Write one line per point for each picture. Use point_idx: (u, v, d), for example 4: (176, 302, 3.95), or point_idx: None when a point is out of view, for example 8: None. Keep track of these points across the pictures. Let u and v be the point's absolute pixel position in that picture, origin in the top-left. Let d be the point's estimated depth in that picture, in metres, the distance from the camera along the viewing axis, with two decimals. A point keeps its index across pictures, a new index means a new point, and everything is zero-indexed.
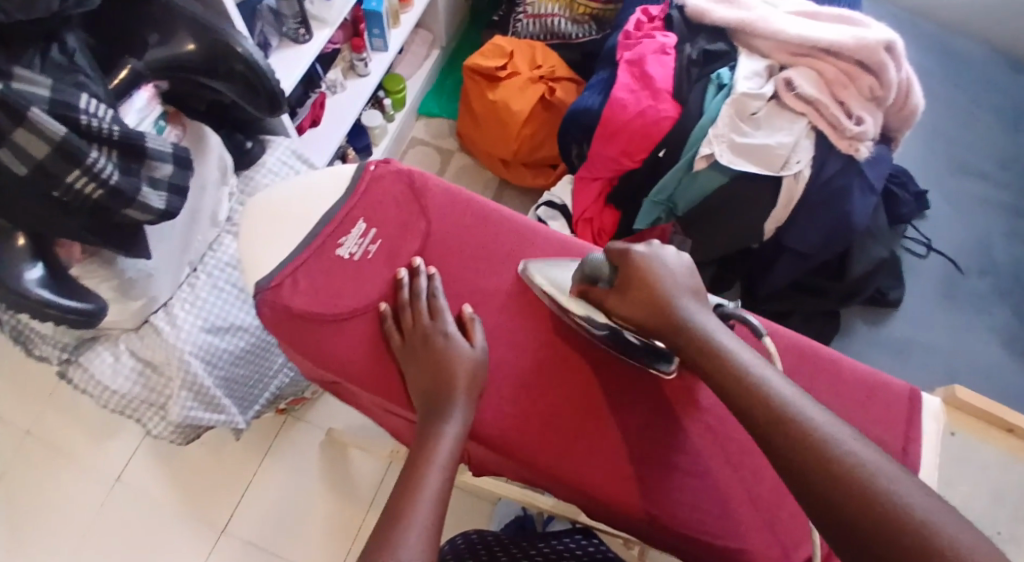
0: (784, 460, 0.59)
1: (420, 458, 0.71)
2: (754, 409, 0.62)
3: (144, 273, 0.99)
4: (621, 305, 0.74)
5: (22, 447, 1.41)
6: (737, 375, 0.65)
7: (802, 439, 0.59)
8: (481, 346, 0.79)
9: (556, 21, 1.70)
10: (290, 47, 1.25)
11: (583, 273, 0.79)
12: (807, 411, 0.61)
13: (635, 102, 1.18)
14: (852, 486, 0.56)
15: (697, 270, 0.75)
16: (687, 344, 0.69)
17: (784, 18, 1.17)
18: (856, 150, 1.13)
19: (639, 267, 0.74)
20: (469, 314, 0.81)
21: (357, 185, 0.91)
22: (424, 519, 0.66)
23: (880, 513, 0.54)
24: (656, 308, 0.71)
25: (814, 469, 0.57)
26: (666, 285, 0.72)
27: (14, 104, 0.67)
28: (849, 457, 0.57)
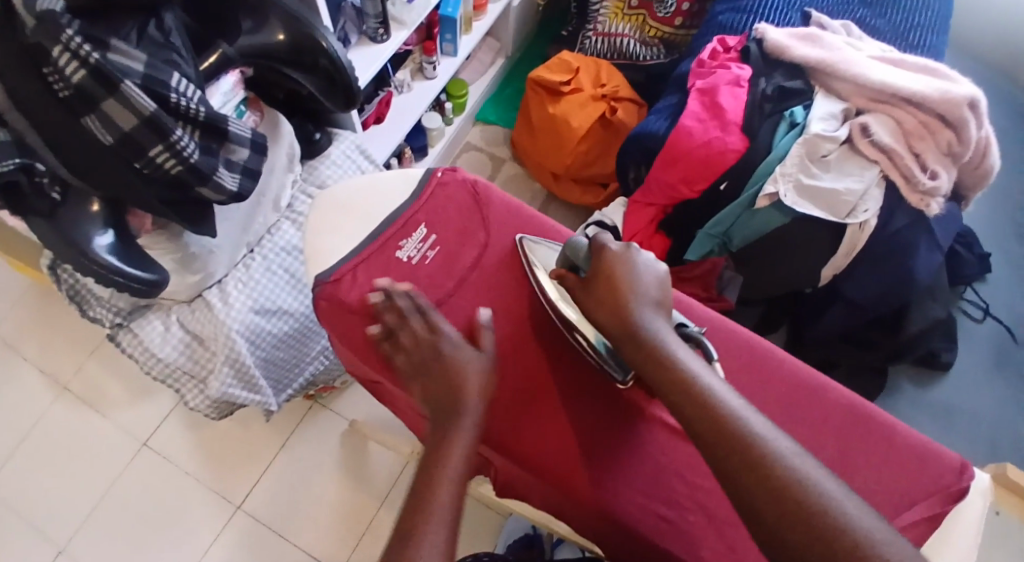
0: (717, 463, 0.62)
1: (432, 470, 0.68)
2: (695, 414, 0.64)
3: (207, 249, 1.01)
4: (588, 305, 0.77)
5: (60, 400, 1.45)
6: (684, 384, 0.67)
7: (742, 448, 0.61)
8: (491, 351, 0.79)
9: (625, 41, 1.71)
10: (368, 45, 1.27)
11: (565, 257, 0.83)
12: (746, 417, 0.63)
13: (702, 131, 1.17)
14: (791, 500, 0.57)
15: (667, 282, 0.77)
16: (638, 347, 0.71)
17: (869, 65, 1.16)
18: (927, 206, 1.12)
19: (606, 270, 0.76)
20: (483, 320, 0.81)
21: (422, 190, 0.91)
22: (445, 519, 0.64)
23: (803, 519, 0.56)
24: (616, 310, 0.74)
25: (746, 475, 0.60)
26: (630, 290, 0.74)
27: (110, 75, 0.69)
28: (784, 466, 0.59)
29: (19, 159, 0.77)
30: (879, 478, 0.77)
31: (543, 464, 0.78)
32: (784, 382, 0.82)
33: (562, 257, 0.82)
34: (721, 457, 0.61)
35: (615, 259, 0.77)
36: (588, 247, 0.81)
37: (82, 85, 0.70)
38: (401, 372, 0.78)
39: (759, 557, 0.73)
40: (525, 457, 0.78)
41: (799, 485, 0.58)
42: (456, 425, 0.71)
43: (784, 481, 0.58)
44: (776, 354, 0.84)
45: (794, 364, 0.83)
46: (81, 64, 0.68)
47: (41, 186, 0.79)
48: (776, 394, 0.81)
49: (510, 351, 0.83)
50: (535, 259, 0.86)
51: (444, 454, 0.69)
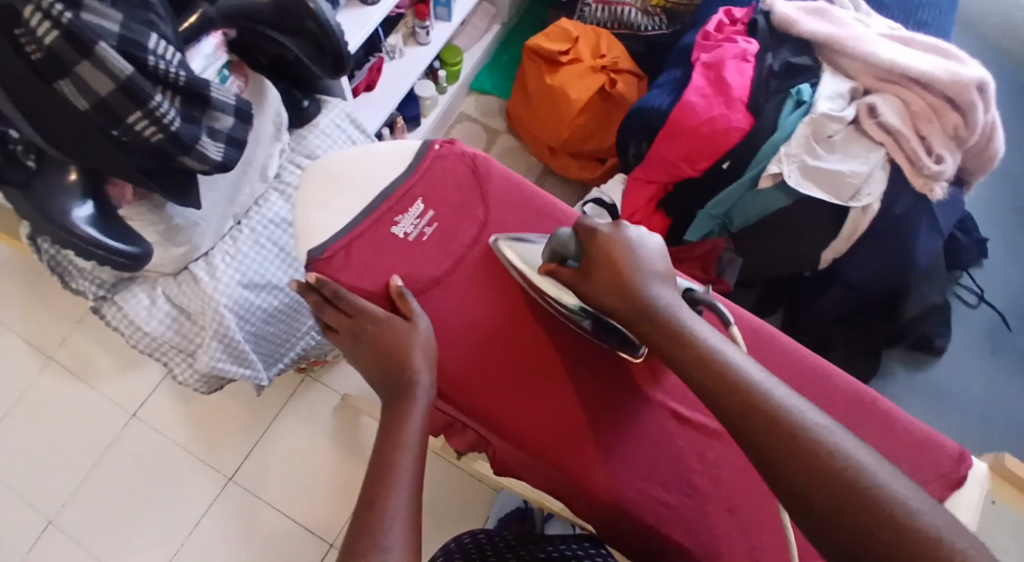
0: (759, 453, 0.57)
1: (385, 454, 0.68)
2: (729, 399, 0.60)
3: (191, 221, 0.98)
4: (592, 294, 0.71)
5: (43, 369, 1.42)
6: (711, 362, 0.62)
7: (779, 429, 0.57)
8: (417, 313, 0.78)
9: (627, 10, 1.65)
10: (358, 7, 1.23)
11: (552, 251, 0.76)
12: (779, 397, 0.59)
13: (706, 108, 1.13)
14: (840, 479, 0.54)
15: (668, 254, 0.73)
16: (655, 329, 0.66)
17: (878, 43, 1.12)
18: (930, 190, 1.09)
19: (603, 254, 0.71)
20: (398, 287, 0.79)
21: (419, 163, 0.88)
22: (401, 508, 0.64)
23: (863, 504, 0.53)
24: (624, 293, 0.69)
25: (784, 455, 0.56)
26: (634, 270, 0.69)
27: (84, 37, 0.66)
28: (830, 449, 0.55)
29: None
30: None
31: (540, 447, 0.76)
32: (788, 367, 0.80)
33: (549, 251, 0.76)
34: (765, 445, 0.57)
35: (609, 243, 0.72)
36: (575, 233, 0.75)
37: (55, 48, 0.66)
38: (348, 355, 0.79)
39: (754, 549, 0.72)
40: (523, 442, 0.77)
41: (852, 468, 0.54)
42: (408, 409, 0.71)
43: (839, 466, 0.54)
44: (781, 339, 0.82)
45: (796, 348, 0.82)
46: (53, 25, 0.64)
47: (16, 153, 0.78)
48: (779, 378, 0.80)
49: (509, 333, 0.80)
50: (518, 251, 0.81)
51: (396, 438, 0.69)
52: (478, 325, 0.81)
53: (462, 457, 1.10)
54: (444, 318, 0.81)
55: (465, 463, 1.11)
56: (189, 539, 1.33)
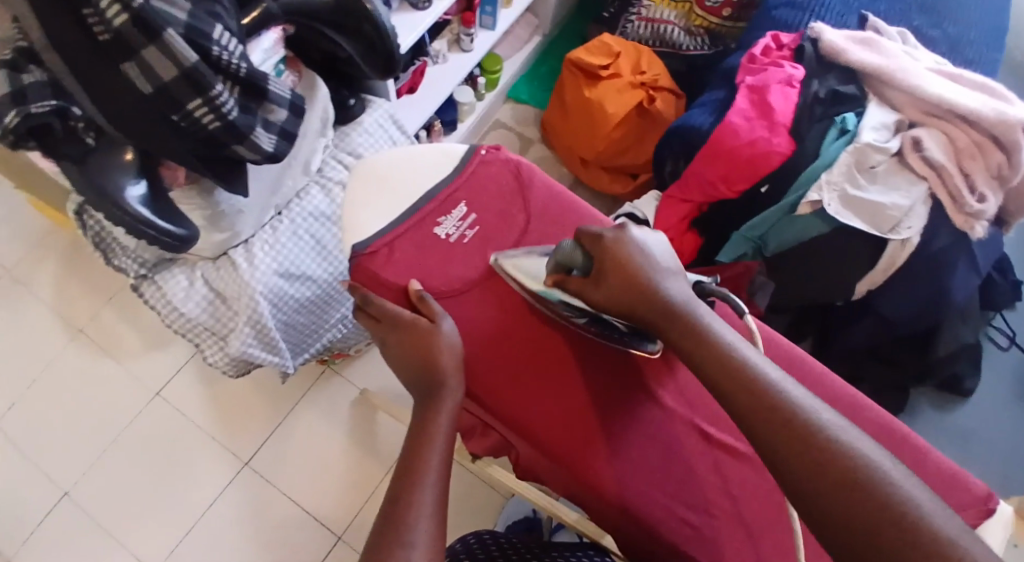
0: (770, 453, 0.58)
1: (413, 451, 0.69)
2: (741, 398, 0.61)
3: (236, 208, 0.99)
4: (600, 297, 0.71)
5: (72, 344, 1.45)
6: (723, 355, 0.64)
7: (784, 422, 0.58)
8: (441, 316, 0.78)
9: (669, 28, 1.67)
10: (409, 12, 1.25)
11: (556, 263, 0.76)
12: (791, 392, 0.60)
13: (748, 130, 1.13)
14: (847, 475, 0.54)
15: (673, 251, 0.75)
16: (671, 326, 0.68)
17: (926, 77, 1.12)
18: (971, 228, 1.08)
19: (611, 257, 0.72)
20: (417, 290, 0.80)
21: (464, 167, 0.90)
22: (428, 507, 0.65)
23: (873, 500, 0.53)
24: (637, 294, 0.69)
25: (791, 447, 0.57)
26: (645, 270, 0.70)
27: (152, 22, 0.67)
28: (838, 444, 0.56)
29: (55, 102, 0.75)
30: None
31: (566, 453, 0.77)
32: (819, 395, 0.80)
33: (555, 263, 0.76)
34: (773, 444, 0.58)
35: (616, 247, 0.72)
36: (580, 242, 0.75)
37: (123, 31, 0.67)
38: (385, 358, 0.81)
39: None
40: (549, 447, 0.77)
41: (862, 462, 0.55)
42: (439, 406, 0.73)
43: (849, 463, 0.55)
44: (814, 367, 0.82)
45: (831, 379, 0.81)
46: (124, 9, 0.66)
47: (75, 130, 0.78)
48: None
49: (542, 339, 0.81)
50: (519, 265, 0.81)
51: (428, 440, 0.70)
52: (513, 330, 0.81)
53: (477, 461, 1.10)
54: (480, 321, 0.81)
55: (479, 467, 1.12)
56: (201, 521, 1.34)
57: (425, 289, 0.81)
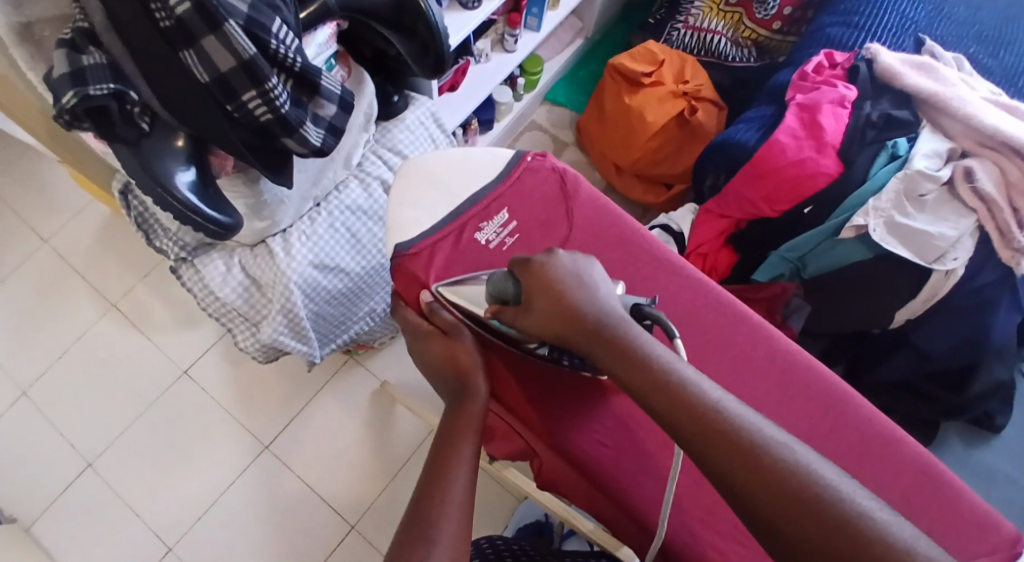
0: (721, 478, 0.60)
1: (440, 460, 0.71)
2: (687, 426, 0.62)
3: (278, 198, 1.01)
4: (532, 321, 0.71)
5: (105, 317, 1.47)
6: (664, 379, 0.65)
7: (731, 446, 0.60)
8: (451, 323, 0.81)
9: (716, 39, 1.64)
10: (458, 11, 1.24)
11: (492, 294, 0.75)
12: (737, 415, 0.62)
13: (795, 149, 1.12)
14: (795, 494, 0.58)
15: (598, 268, 0.74)
16: (600, 347, 0.68)
17: (983, 107, 1.10)
18: (1017, 264, 1.05)
19: (539, 282, 0.71)
20: (428, 300, 0.83)
21: (510, 173, 0.90)
22: (455, 511, 0.66)
23: (825, 521, 0.56)
24: (569, 318, 0.69)
25: (743, 475, 0.59)
26: (573, 291, 0.70)
27: (214, 12, 0.68)
28: (784, 463, 0.59)
29: (113, 85, 0.75)
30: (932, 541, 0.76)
31: (598, 469, 0.77)
32: (857, 430, 0.80)
33: (491, 294, 0.75)
34: (724, 474, 0.60)
35: (546, 273, 0.72)
36: (511, 271, 0.74)
37: (185, 18, 0.68)
38: (419, 362, 0.84)
39: None
40: (576, 459, 0.78)
41: (810, 482, 0.58)
42: (465, 409, 0.75)
43: (800, 485, 0.58)
44: (853, 399, 0.81)
45: (872, 412, 0.81)
46: None
47: (130, 114, 0.77)
48: (849, 442, 0.79)
49: None
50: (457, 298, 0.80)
51: (453, 445, 0.72)
52: None
53: (494, 463, 1.10)
54: None
55: (495, 469, 1.11)
56: (219, 501, 1.35)
57: (436, 298, 0.83)
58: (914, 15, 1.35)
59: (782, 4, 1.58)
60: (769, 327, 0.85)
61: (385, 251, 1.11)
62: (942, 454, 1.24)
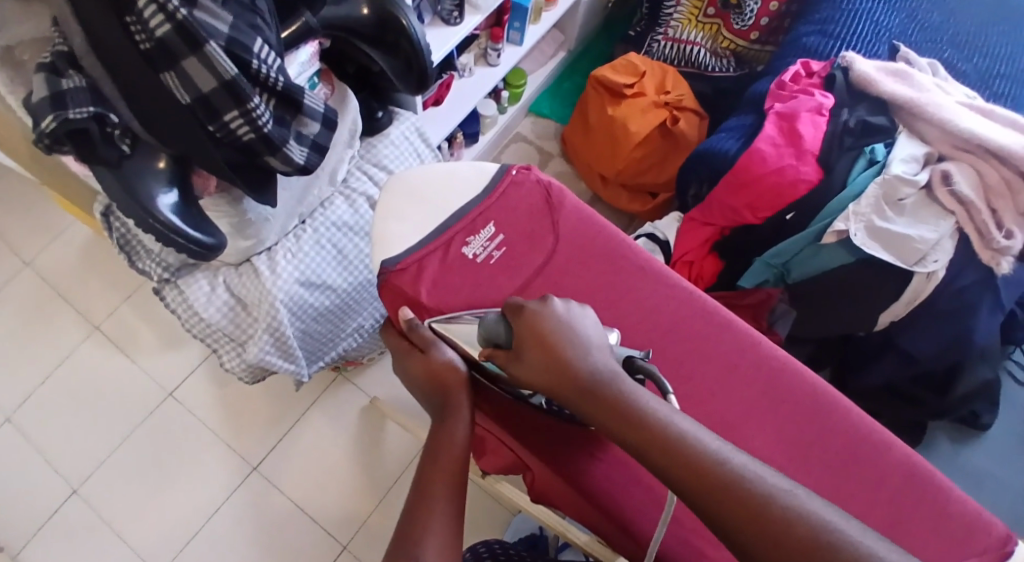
0: (725, 531, 0.60)
1: (429, 475, 0.71)
2: (685, 476, 0.62)
3: (262, 217, 1.01)
4: (523, 371, 0.71)
5: (90, 340, 1.45)
6: (657, 432, 0.64)
7: (731, 497, 0.60)
8: (435, 342, 0.81)
9: (696, 49, 1.66)
10: (440, 27, 1.26)
11: (485, 336, 0.75)
12: (737, 464, 0.62)
13: (776, 157, 1.14)
14: (798, 545, 0.57)
15: (591, 318, 0.74)
16: (592, 403, 0.67)
17: (958, 112, 1.12)
18: (997, 263, 1.07)
19: (530, 332, 0.71)
20: (408, 317, 0.83)
21: (495, 187, 0.91)
22: (444, 524, 0.66)
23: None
24: (560, 370, 0.69)
25: (744, 525, 0.59)
26: (565, 344, 0.70)
27: (194, 33, 0.68)
28: (785, 511, 0.59)
29: (94, 108, 0.75)
30: (922, 545, 0.76)
31: (588, 479, 0.78)
32: (844, 434, 0.80)
33: (484, 337, 0.76)
34: (730, 527, 0.59)
35: (538, 321, 0.71)
36: (504, 316, 0.75)
37: (165, 40, 0.68)
38: (405, 379, 0.84)
39: None
40: (566, 470, 0.78)
41: (816, 529, 0.58)
42: (453, 423, 0.75)
43: (808, 534, 0.58)
44: (840, 405, 0.81)
45: (859, 417, 0.81)
46: (167, 18, 0.67)
47: (111, 137, 0.78)
48: (837, 446, 0.80)
49: None
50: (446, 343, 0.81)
51: (441, 461, 0.72)
52: None
53: (487, 476, 1.10)
54: None
55: (488, 483, 1.11)
56: (209, 523, 1.34)
57: (416, 315, 0.84)
58: (889, 22, 1.37)
59: (760, 14, 1.59)
60: (755, 334, 0.85)
61: (372, 267, 1.11)
62: (930, 455, 1.25)
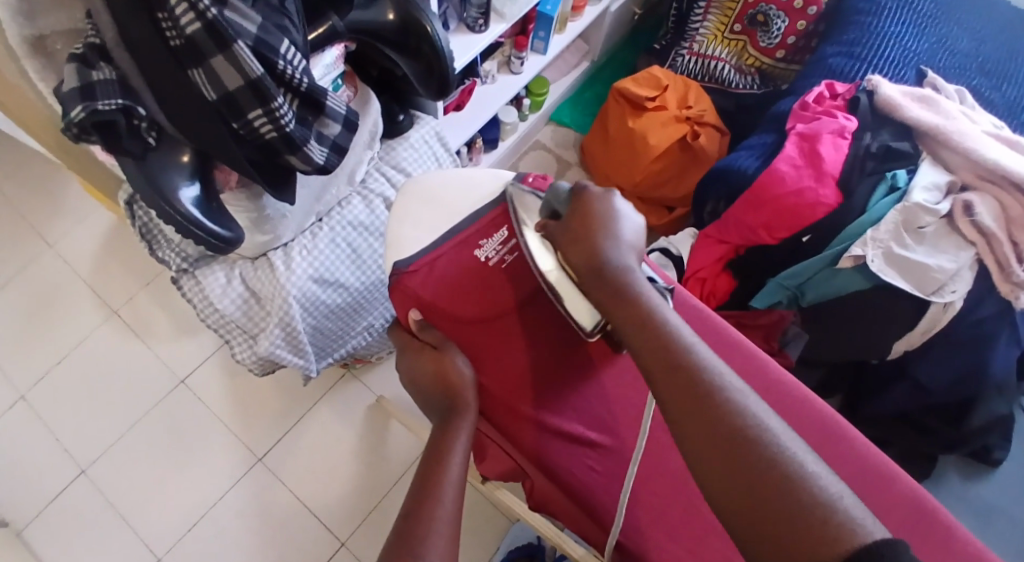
0: (675, 419, 0.61)
1: (430, 479, 0.71)
2: (654, 364, 0.64)
3: (280, 213, 1.01)
4: (561, 245, 0.74)
5: (105, 325, 1.47)
6: (648, 326, 0.66)
7: (689, 390, 0.61)
8: (446, 346, 0.81)
9: (720, 65, 1.66)
10: (465, 34, 1.26)
11: (547, 205, 0.79)
12: (719, 377, 0.62)
13: (795, 178, 1.13)
14: (738, 448, 0.58)
15: (639, 225, 0.75)
16: (601, 286, 0.70)
17: (984, 141, 1.11)
18: (1016, 297, 1.06)
19: (580, 211, 0.74)
20: (417, 320, 0.83)
21: (512, 192, 0.88)
22: (446, 525, 0.66)
23: (770, 489, 0.57)
24: (589, 252, 0.71)
25: (691, 417, 0.60)
26: (605, 232, 0.72)
27: (223, 32, 0.69)
28: (735, 418, 0.59)
29: (122, 100, 0.75)
30: None
31: (590, 495, 0.80)
32: (848, 463, 0.80)
33: (544, 207, 0.79)
34: (686, 431, 0.60)
35: (592, 205, 0.74)
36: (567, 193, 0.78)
37: (194, 37, 0.69)
38: (406, 378, 0.84)
39: None
40: (564, 482, 0.80)
41: (771, 458, 0.58)
42: (456, 426, 0.76)
43: (763, 460, 0.58)
44: (847, 434, 0.81)
45: (864, 445, 0.81)
46: (198, 17, 0.68)
47: (137, 129, 0.78)
48: (840, 474, 0.79)
49: (578, 372, 0.84)
50: (527, 204, 0.83)
51: (443, 461, 0.72)
52: (543, 365, 0.83)
53: (487, 483, 1.09)
54: (519, 347, 0.83)
55: (489, 489, 1.10)
56: (211, 512, 1.35)
57: (425, 317, 0.84)
58: (918, 47, 1.36)
59: (786, 33, 1.58)
60: (764, 357, 0.85)
61: (382, 267, 1.12)
62: (937, 485, 1.23)
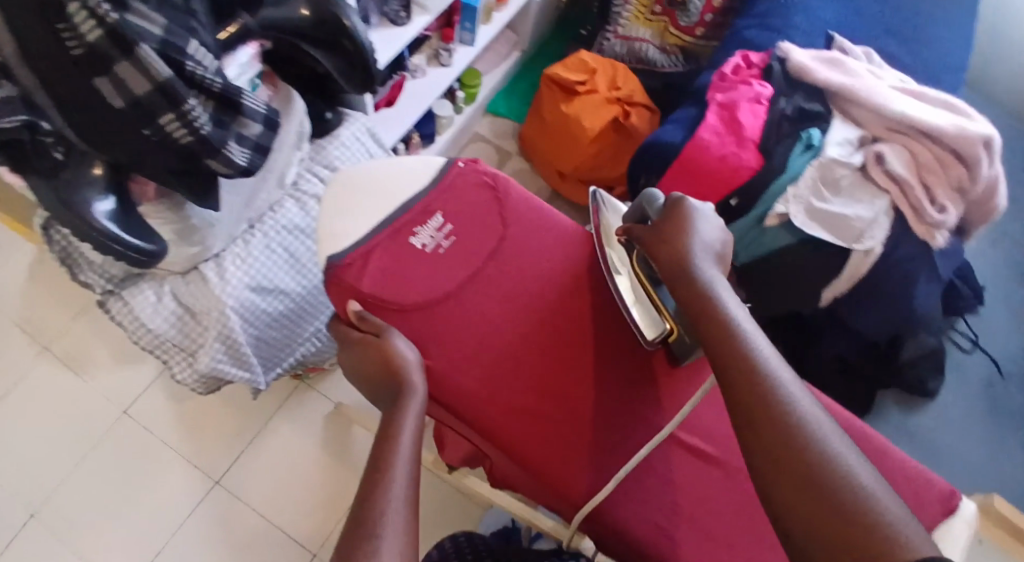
0: (729, 389, 0.62)
1: (377, 469, 0.69)
2: (716, 342, 0.66)
3: (207, 222, 1.00)
4: (646, 243, 0.79)
5: (41, 361, 1.42)
6: (715, 312, 0.68)
7: (743, 364, 0.62)
8: (390, 333, 0.81)
9: (646, 47, 1.70)
10: (388, 28, 1.26)
11: (638, 215, 0.85)
12: (772, 363, 0.63)
13: (719, 146, 1.17)
14: (779, 418, 0.58)
15: (726, 235, 0.80)
16: (678, 274, 0.74)
17: (890, 95, 1.15)
18: (932, 237, 1.11)
19: (670, 214, 0.80)
20: (357, 311, 0.83)
21: (442, 178, 0.92)
22: (400, 506, 0.66)
23: (803, 458, 0.55)
24: (673, 247, 0.76)
25: (741, 387, 0.61)
26: (690, 233, 0.77)
27: (125, 36, 0.68)
28: (778, 393, 0.60)
29: (24, 117, 0.75)
30: None
31: (544, 462, 0.80)
32: None
33: (635, 215, 0.85)
34: (738, 399, 0.61)
35: (684, 210, 0.79)
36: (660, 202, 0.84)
37: (96, 45, 0.68)
38: (348, 370, 0.83)
39: None
40: (520, 456, 0.80)
41: (808, 445, 0.56)
42: (404, 407, 0.75)
43: (801, 438, 0.56)
44: None
45: None
46: (98, 24, 0.67)
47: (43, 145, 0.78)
48: None
49: (523, 347, 0.84)
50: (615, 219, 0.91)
51: (390, 441, 0.72)
52: (488, 342, 0.84)
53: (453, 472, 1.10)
54: (461, 327, 0.84)
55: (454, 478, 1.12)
56: (172, 539, 1.32)
57: (364, 308, 0.84)
58: (826, 12, 1.42)
59: (704, 10, 1.61)
60: None
61: (319, 267, 1.11)
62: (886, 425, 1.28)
